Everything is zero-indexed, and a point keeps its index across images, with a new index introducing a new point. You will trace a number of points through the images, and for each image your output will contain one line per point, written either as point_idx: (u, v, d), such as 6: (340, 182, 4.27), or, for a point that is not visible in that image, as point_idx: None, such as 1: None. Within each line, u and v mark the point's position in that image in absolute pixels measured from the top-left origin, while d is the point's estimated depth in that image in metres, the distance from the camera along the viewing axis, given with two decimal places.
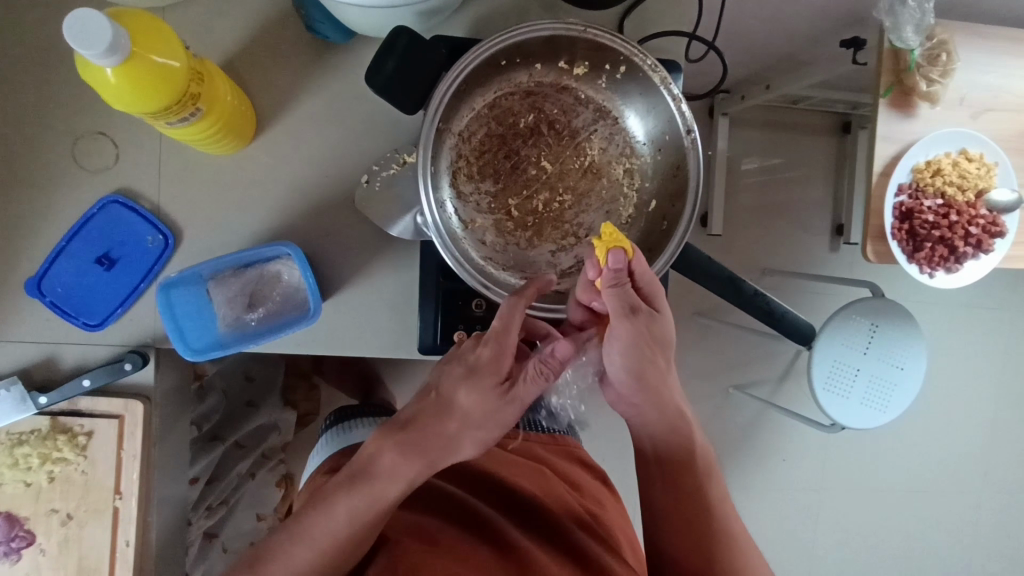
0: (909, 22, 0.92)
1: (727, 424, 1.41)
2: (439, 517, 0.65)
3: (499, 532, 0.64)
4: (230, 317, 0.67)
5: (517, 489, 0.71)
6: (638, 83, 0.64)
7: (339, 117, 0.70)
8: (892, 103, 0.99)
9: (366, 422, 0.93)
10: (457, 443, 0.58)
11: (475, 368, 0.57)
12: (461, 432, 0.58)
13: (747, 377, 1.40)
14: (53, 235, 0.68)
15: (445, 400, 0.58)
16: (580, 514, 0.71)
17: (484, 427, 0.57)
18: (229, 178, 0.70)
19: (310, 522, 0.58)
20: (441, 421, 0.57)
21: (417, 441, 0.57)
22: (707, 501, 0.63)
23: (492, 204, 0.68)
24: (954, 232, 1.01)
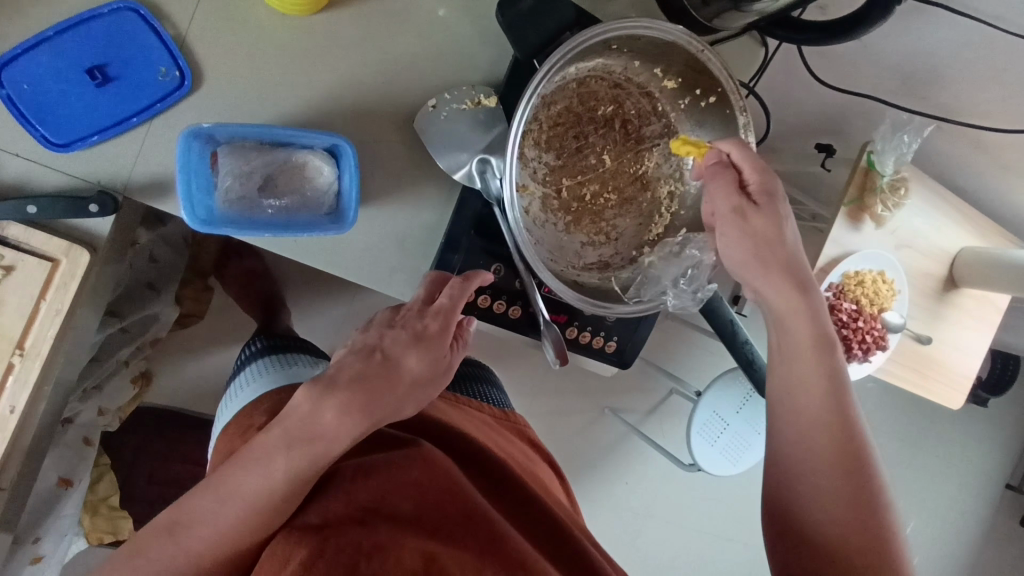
0: (892, 153, 1.07)
1: (598, 441, 1.49)
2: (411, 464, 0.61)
3: (470, 493, 0.62)
4: (234, 194, 0.59)
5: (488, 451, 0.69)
6: (719, 117, 0.66)
7: (418, 24, 0.64)
8: (848, 215, 1.12)
9: (305, 360, 0.87)
10: (401, 408, 0.57)
11: (428, 334, 0.59)
12: (407, 397, 0.57)
13: (626, 402, 1.49)
14: (38, 22, 0.55)
15: (393, 364, 0.56)
16: (536, 482, 0.71)
17: (428, 389, 0.59)
18: (273, 37, 0.60)
19: (239, 469, 0.53)
20: (392, 381, 0.56)
21: (363, 397, 0.54)
22: (836, 424, 0.56)
23: (546, 177, 0.67)
24: (855, 335, 1.16)
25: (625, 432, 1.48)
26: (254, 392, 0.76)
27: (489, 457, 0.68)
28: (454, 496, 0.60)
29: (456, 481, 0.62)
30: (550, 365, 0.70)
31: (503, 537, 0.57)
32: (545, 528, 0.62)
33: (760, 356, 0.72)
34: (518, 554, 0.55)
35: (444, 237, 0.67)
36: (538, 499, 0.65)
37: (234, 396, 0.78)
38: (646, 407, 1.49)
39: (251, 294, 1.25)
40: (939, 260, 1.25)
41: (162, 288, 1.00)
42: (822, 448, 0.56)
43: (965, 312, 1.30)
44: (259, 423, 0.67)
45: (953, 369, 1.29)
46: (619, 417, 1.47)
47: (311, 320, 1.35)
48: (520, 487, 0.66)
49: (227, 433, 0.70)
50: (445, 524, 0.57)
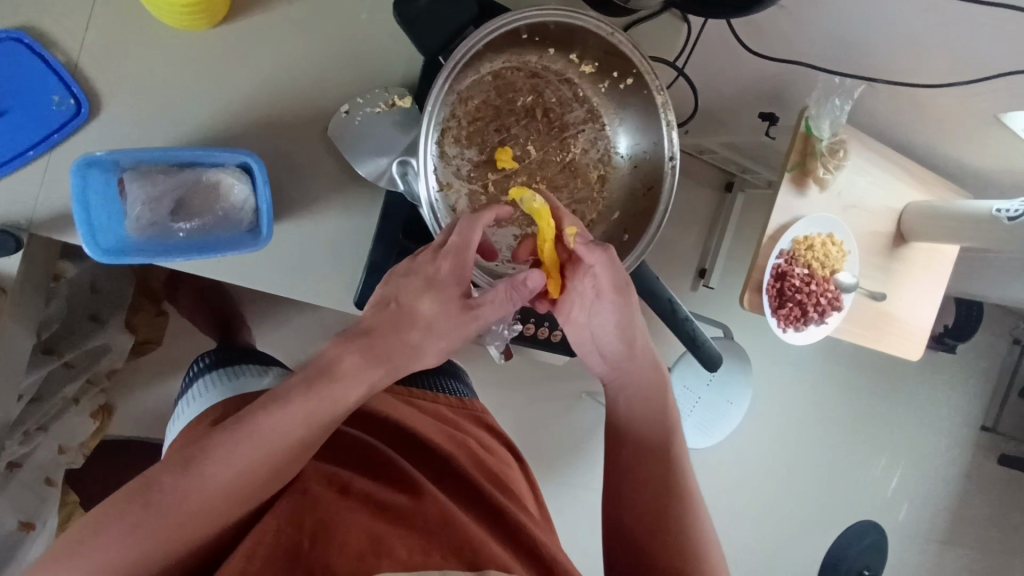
0: (828, 117, 1.07)
1: None
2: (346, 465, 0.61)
3: (411, 482, 0.63)
4: (141, 220, 0.57)
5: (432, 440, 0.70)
6: (638, 98, 0.66)
7: (325, 29, 0.62)
8: (792, 181, 1.13)
9: (255, 370, 0.85)
10: (420, 352, 0.58)
11: (438, 275, 0.57)
12: (425, 341, 0.58)
13: None
14: None
15: (405, 312, 0.57)
16: (485, 466, 0.71)
17: (446, 337, 0.58)
18: (173, 57, 0.58)
19: None
20: (403, 328, 0.57)
21: (373, 353, 0.55)
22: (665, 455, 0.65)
23: (471, 173, 0.66)
24: (810, 299, 1.18)
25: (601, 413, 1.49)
26: (199, 407, 0.74)
27: (436, 443, 0.69)
28: (398, 486, 0.61)
29: (403, 474, 0.63)
30: (495, 362, 0.70)
31: (447, 518, 0.58)
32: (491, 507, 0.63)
33: (702, 331, 0.73)
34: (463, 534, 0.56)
35: (372, 241, 0.66)
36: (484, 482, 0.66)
37: (181, 414, 0.76)
38: None
39: (197, 313, 1.21)
40: (887, 217, 1.27)
41: (108, 318, 0.97)
42: (647, 477, 0.64)
43: (916, 265, 1.33)
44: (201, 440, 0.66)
45: (909, 323, 1.33)
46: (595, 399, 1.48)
47: (273, 334, 1.34)
48: (464, 470, 0.67)
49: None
50: (388, 508, 0.57)
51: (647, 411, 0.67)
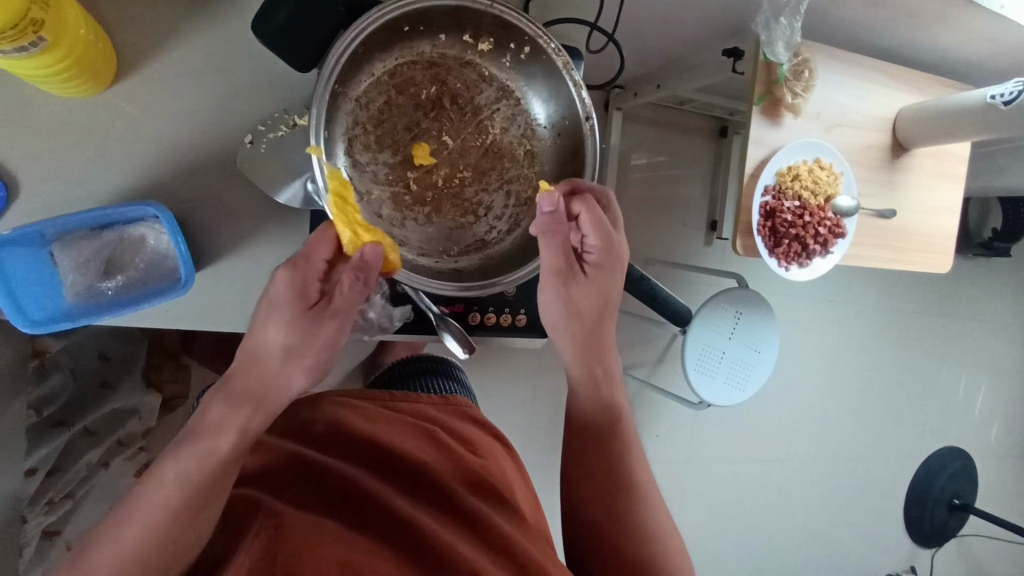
0: (781, 39, 0.99)
1: None
2: (317, 493, 0.63)
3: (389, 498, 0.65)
4: (76, 282, 0.60)
5: (409, 454, 0.72)
6: (541, 64, 0.64)
7: (216, 66, 0.63)
8: (763, 112, 1.08)
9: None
10: (282, 381, 0.57)
11: (283, 299, 0.55)
12: (287, 369, 0.57)
13: (628, 359, 1.45)
14: None
15: (257, 345, 0.56)
16: (466, 473, 0.74)
17: (310, 354, 0.57)
18: (75, 128, 0.60)
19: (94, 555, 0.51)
20: (259, 364, 0.56)
21: (237, 390, 0.56)
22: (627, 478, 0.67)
23: (390, 176, 0.66)
24: (807, 231, 1.12)
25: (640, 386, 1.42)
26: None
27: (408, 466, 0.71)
28: (374, 513, 0.63)
29: (377, 497, 0.65)
30: (458, 357, 0.69)
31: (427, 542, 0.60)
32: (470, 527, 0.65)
33: (663, 288, 0.71)
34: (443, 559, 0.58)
35: None
36: (460, 496, 0.69)
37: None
38: (650, 358, 1.45)
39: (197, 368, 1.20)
40: (881, 129, 1.19)
41: (117, 383, 1.01)
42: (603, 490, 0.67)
43: (925, 172, 1.24)
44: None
45: (928, 235, 1.25)
46: (629, 375, 1.43)
47: None
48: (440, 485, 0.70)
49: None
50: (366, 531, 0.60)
51: (593, 414, 0.69)
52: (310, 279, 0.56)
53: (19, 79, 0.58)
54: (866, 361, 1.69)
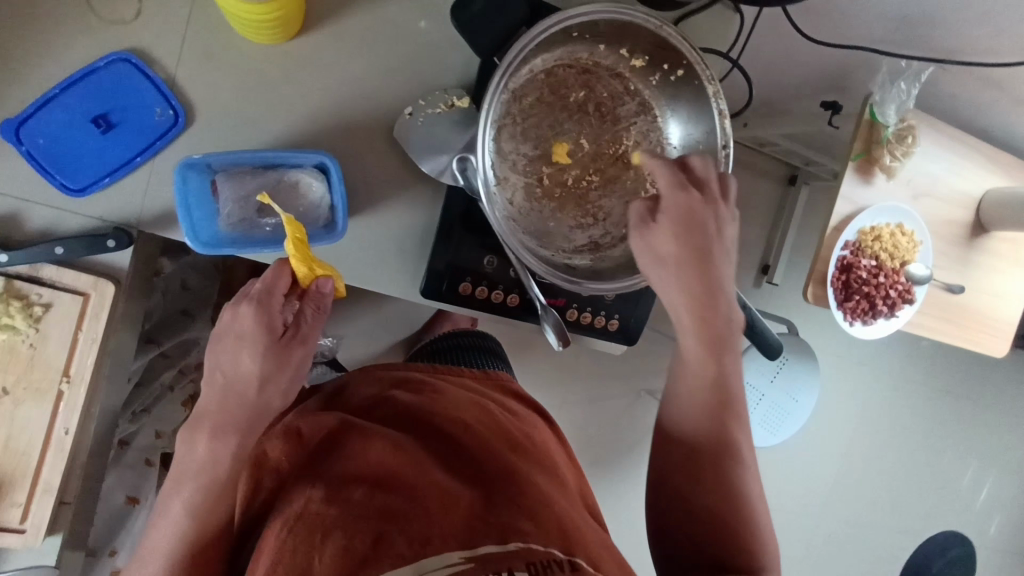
0: (893, 102, 1.03)
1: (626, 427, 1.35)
2: (361, 449, 0.66)
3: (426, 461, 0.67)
4: (235, 215, 0.63)
5: (450, 424, 0.75)
6: (690, 89, 0.67)
7: (391, 38, 0.67)
8: (857, 169, 1.09)
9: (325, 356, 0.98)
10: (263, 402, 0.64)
11: (250, 332, 0.62)
12: (263, 392, 0.63)
13: None
14: (45, 80, 0.59)
15: (235, 376, 0.63)
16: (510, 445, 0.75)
17: (283, 376, 0.64)
18: (256, 70, 0.64)
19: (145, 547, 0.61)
20: (237, 389, 0.62)
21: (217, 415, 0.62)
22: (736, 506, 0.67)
23: (527, 167, 0.69)
24: (878, 291, 1.14)
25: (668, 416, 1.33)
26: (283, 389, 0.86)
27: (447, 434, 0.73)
28: (410, 474, 0.64)
29: (414, 459, 0.67)
30: (554, 348, 0.72)
31: (459, 505, 0.62)
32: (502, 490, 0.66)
33: (760, 317, 0.74)
34: (473, 520, 0.60)
35: (436, 233, 0.71)
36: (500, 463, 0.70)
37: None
38: None
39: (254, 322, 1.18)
40: (963, 205, 1.20)
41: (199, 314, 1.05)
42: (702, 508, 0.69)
43: (999, 256, 1.26)
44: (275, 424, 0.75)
45: (992, 317, 1.26)
46: None
47: None
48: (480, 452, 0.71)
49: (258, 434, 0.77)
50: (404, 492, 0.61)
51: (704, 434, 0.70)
52: (274, 312, 0.63)
53: (218, 17, 0.63)
54: (915, 440, 1.57)
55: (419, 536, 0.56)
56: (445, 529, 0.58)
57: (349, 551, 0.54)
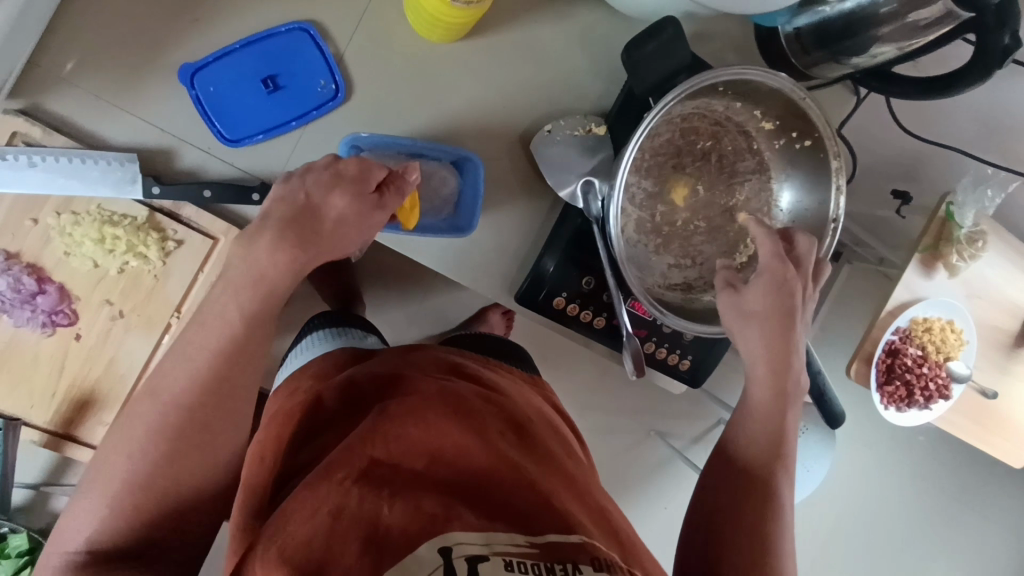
0: (972, 206, 1.04)
1: (631, 469, 1.14)
2: (425, 413, 0.58)
3: (491, 435, 0.59)
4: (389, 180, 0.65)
5: (512, 405, 0.66)
6: (813, 159, 0.71)
7: (542, 55, 0.71)
8: (921, 261, 1.07)
9: (359, 333, 0.91)
10: (340, 240, 0.58)
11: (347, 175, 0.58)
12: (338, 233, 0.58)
13: None
14: (227, 33, 0.63)
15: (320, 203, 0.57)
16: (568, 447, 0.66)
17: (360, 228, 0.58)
18: (414, 62, 0.67)
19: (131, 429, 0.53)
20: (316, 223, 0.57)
21: (296, 236, 0.56)
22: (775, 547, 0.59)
23: (644, 202, 0.73)
24: (919, 381, 1.09)
25: (671, 459, 1.12)
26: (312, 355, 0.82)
27: (508, 408, 0.65)
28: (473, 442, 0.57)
29: (477, 426, 0.59)
30: (627, 375, 0.74)
31: (525, 486, 0.54)
32: (569, 484, 0.57)
33: (830, 387, 0.77)
34: (537, 506, 0.52)
35: (544, 245, 0.73)
36: (562, 457, 0.61)
37: (295, 356, 0.85)
38: None
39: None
40: None
41: None
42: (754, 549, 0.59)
43: None
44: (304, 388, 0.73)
45: None
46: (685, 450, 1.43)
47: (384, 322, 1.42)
48: (543, 442, 0.62)
49: (279, 395, 0.76)
50: (462, 482, 0.54)
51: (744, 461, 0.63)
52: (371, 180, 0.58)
53: (392, 5, 0.66)
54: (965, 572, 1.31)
55: (485, 511, 0.49)
56: (507, 511, 0.50)
57: (415, 513, 0.48)
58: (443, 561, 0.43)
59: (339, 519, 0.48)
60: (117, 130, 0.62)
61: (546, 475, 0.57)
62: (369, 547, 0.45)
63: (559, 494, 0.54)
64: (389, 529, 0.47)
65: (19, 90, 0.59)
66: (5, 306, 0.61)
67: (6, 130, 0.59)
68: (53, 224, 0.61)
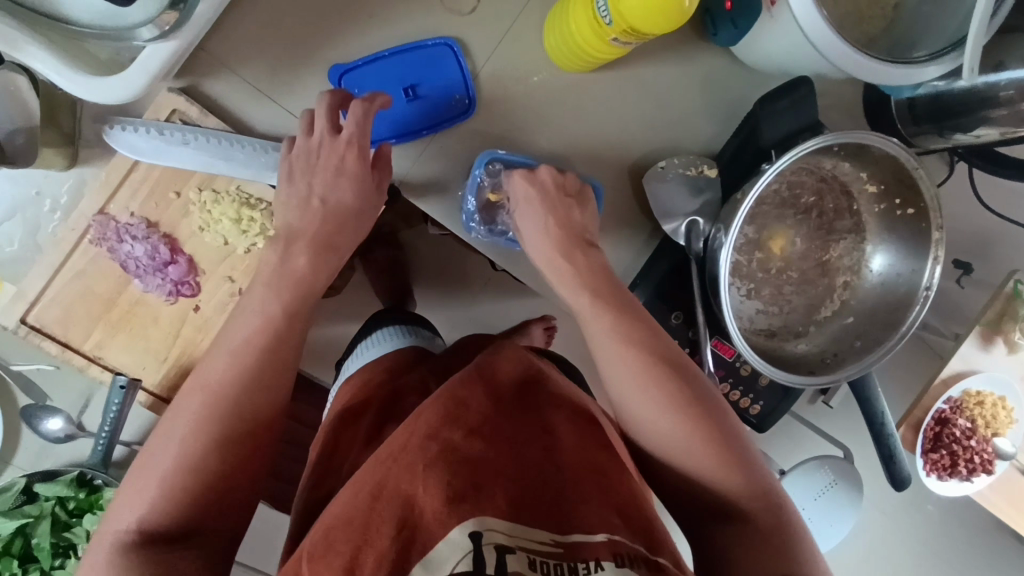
0: None
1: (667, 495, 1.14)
2: (465, 399, 0.57)
3: (530, 426, 0.57)
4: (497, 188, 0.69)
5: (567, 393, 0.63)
6: (914, 227, 0.72)
7: (664, 94, 0.73)
8: (981, 333, 1.08)
9: (426, 333, 0.88)
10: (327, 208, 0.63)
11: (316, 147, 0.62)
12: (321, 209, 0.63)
13: None
14: (380, 39, 0.66)
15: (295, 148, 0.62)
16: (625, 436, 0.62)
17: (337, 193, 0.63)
18: (544, 86, 0.70)
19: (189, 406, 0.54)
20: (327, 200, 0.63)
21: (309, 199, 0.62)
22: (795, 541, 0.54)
23: (742, 247, 0.75)
24: (965, 453, 1.09)
25: None
26: (381, 351, 0.80)
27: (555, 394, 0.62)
28: (510, 433, 0.55)
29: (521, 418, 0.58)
30: None
31: (558, 475, 0.52)
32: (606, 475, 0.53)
33: (900, 451, 0.77)
34: (566, 501, 0.49)
35: (639, 273, 0.76)
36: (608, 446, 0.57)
37: (358, 356, 0.82)
38: None
39: (358, 268, 1.16)
40: None
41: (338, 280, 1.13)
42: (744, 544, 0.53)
43: None
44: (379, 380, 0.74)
45: None
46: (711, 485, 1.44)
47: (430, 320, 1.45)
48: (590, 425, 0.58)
49: (351, 385, 0.75)
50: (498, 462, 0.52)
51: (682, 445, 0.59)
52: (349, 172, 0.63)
53: (534, 32, 0.69)
54: None
55: (513, 500, 0.48)
56: (534, 506, 0.48)
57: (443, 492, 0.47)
58: (473, 546, 0.43)
59: (376, 503, 0.48)
60: (265, 119, 0.65)
61: (581, 464, 0.54)
62: (403, 530, 0.46)
63: (591, 487, 0.51)
64: (421, 510, 0.47)
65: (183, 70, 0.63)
66: (139, 271, 0.64)
67: (167, 106, 0.62)
68: (194, 199, 0.64)
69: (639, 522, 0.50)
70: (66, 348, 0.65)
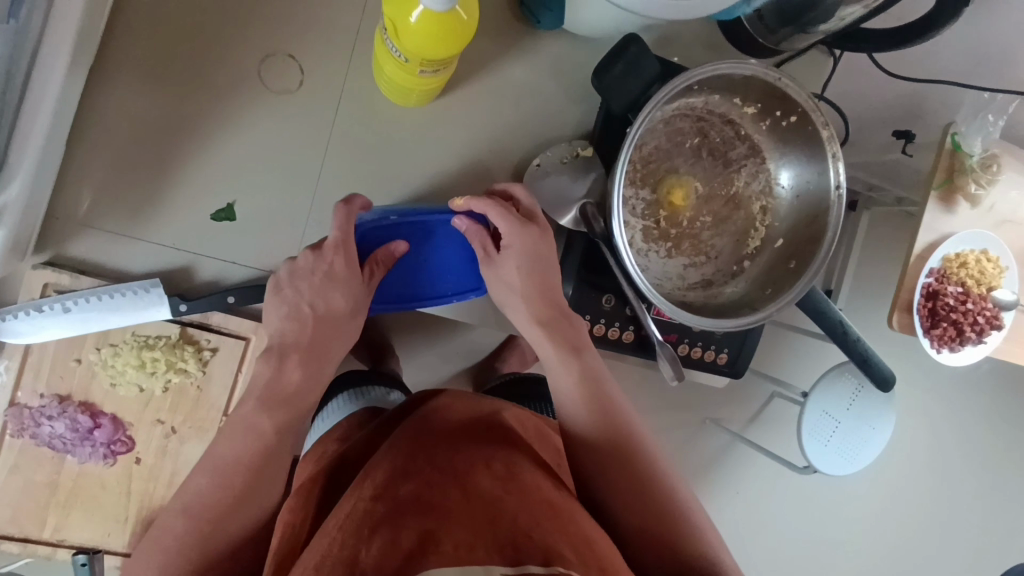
0: (978, 133, 0.99)
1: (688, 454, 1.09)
2: (410, 463, 0.58)
3: (474, 469, 0.58)
4: None
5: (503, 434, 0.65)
6: (803, 135, 0.70)
7: (515, 93, 0.72)
8: (938, 198, 1.01)
9: (380, 391, 0.87)
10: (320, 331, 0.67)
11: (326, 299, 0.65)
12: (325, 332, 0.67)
13: None
14: (218, 145, 0.66)
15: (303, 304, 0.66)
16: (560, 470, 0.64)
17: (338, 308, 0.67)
18: (393, 129, 0.69)
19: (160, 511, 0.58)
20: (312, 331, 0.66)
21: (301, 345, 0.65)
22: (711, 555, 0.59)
23: (646, 211, 0.74)
24: (966, 318, 1.02)
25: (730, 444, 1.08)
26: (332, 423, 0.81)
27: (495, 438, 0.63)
28: (459, 477, 0.56)
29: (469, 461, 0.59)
30: (668, 380, 0.74)
31: (507, 514, 0.52)
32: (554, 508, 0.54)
33: (873, 350, 0.76)
34: (520, 532, 0.49)
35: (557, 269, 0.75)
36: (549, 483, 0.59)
37: (322, 420, 0.85)
38: None
39: None
40: None
41: None
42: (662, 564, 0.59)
43: None
44: (329, 452, 0.74)
45: None
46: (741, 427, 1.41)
47: None
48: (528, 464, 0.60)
49: (308, 462, 0.76)
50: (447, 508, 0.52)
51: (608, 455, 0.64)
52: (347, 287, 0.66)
53: (364, 82, 0.68)
54: None
55: (464, 541, 0.48)
56: (487, 541, 0.48)
57: (391, 549, 0.48)
58: None
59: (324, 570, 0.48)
60: (136, 260, 0.66)
61: (527, 498, 0.54)
62: None
63: (540, 517, 0.52)
64: (365, 567, 0.46)
65: (43, 244, 0.64)
66: (67, 446, 0.66)
67: (38, 283, 0.63)
68: (95, 360, 0.66)
69: (587, 549, 0.50)
70: (27, 542, 0.67)
